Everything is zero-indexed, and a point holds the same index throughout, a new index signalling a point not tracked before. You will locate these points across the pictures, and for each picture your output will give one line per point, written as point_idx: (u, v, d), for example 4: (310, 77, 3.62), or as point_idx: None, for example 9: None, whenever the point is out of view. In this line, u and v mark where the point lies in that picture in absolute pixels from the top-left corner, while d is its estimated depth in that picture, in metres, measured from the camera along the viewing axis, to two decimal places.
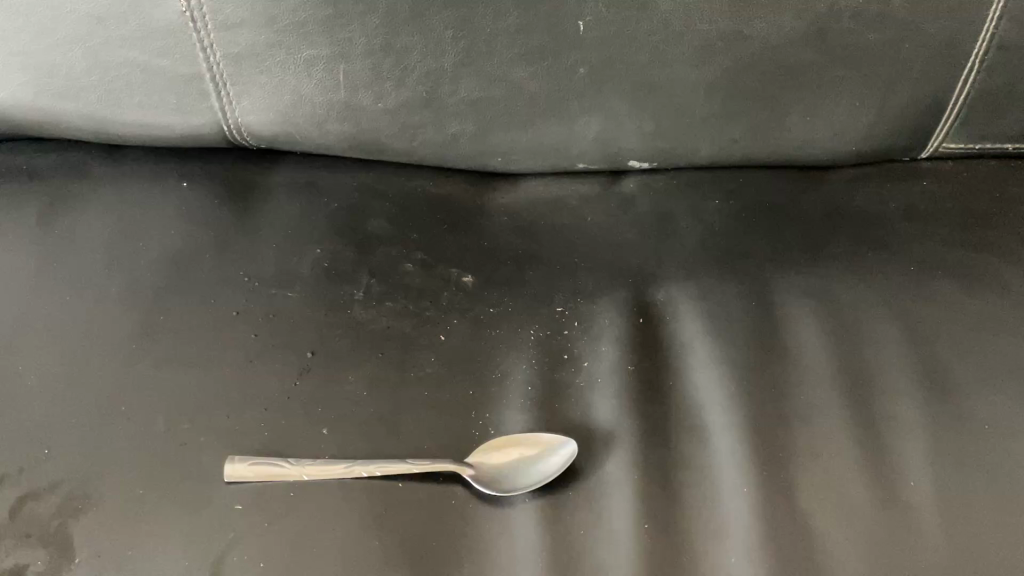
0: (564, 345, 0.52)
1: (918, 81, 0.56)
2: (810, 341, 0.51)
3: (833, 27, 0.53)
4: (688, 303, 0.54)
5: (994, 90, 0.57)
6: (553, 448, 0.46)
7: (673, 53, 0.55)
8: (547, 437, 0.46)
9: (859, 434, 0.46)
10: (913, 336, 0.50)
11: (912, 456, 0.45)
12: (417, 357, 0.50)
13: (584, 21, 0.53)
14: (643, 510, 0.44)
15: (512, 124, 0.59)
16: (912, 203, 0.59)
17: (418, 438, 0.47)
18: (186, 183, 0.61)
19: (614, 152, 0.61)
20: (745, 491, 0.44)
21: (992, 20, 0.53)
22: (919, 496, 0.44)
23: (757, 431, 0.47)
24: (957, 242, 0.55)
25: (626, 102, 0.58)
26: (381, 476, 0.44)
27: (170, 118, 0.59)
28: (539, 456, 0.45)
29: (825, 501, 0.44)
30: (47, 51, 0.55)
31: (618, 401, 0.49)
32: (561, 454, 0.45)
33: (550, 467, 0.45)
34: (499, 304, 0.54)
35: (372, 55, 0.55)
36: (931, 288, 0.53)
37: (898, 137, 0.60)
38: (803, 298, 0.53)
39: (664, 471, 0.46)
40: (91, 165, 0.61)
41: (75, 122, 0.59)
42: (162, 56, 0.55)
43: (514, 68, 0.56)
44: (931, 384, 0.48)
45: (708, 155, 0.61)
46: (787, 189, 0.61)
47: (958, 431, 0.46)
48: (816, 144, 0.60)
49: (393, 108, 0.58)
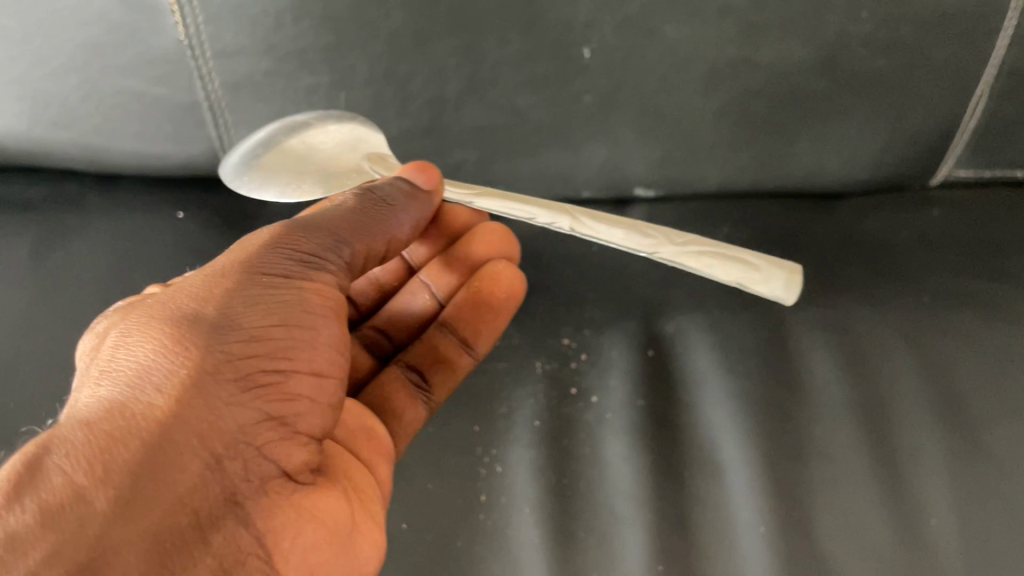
0: (571, 379, 0.51)
1: (931, 107, 0.54)
2: (824, 373, 0.49)
3: (842, 54, 0.52)
4: (699, 336, 0.52)
5: (1004, 118, 0.54)
6: (324, 112, 0.52)
7: (681, 79, 0.54)
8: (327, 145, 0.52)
9: (876, 469, 0.45)
10: (931, 369, 0.48)
11: (933, 493, 0.43)
12: (367, 275, 0.60)
13: (589, 48, 0.53)
14: (656, 549, 0.43)
15: (516, 152, 0.58)
16: (924, 231, 0.56)
17: (423, 478, 0.47)
18: (181, 213, 0.60)
19: (620, 180, 0.60)
20: (762, 531, 0.43)
21: (1002, 47, 0.51)
22: (942, 535, 0.42)
23: (773, 467, 0.45)
24: (972, 271, 0.53)
25: (631, 129, 0.57)
26: (398, 517, 0.45)
27: (167, 147, 0.58)
28: (345, 177, 0.53)
29: (842, 539, 0.42)
30: (41, 80, 0.53)
31: (627, 440, 0.48)
32: (351, 122, 0.53)
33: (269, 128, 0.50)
34: (504, 337, 0.53)
35: (374, 83, 0.54)
36: (949, 319, 0.50)
37: (908, 164, 0.58)
38: (817, 328, 0.51)
39: (678, 511, 0.44)
40: (85, 195, 0.60)
41: (70, 150, 0.58)
42: (160, 84, 0.54)
43: (518, 96, 0.55)
44: (951, 418, 0.46)
45: (714, 183, 0.60)
46: (797, 214, 0.59)
47: (980, 465, 0.44)
48: (825, 171, 0.59)
49: (395, 136, 0.57)
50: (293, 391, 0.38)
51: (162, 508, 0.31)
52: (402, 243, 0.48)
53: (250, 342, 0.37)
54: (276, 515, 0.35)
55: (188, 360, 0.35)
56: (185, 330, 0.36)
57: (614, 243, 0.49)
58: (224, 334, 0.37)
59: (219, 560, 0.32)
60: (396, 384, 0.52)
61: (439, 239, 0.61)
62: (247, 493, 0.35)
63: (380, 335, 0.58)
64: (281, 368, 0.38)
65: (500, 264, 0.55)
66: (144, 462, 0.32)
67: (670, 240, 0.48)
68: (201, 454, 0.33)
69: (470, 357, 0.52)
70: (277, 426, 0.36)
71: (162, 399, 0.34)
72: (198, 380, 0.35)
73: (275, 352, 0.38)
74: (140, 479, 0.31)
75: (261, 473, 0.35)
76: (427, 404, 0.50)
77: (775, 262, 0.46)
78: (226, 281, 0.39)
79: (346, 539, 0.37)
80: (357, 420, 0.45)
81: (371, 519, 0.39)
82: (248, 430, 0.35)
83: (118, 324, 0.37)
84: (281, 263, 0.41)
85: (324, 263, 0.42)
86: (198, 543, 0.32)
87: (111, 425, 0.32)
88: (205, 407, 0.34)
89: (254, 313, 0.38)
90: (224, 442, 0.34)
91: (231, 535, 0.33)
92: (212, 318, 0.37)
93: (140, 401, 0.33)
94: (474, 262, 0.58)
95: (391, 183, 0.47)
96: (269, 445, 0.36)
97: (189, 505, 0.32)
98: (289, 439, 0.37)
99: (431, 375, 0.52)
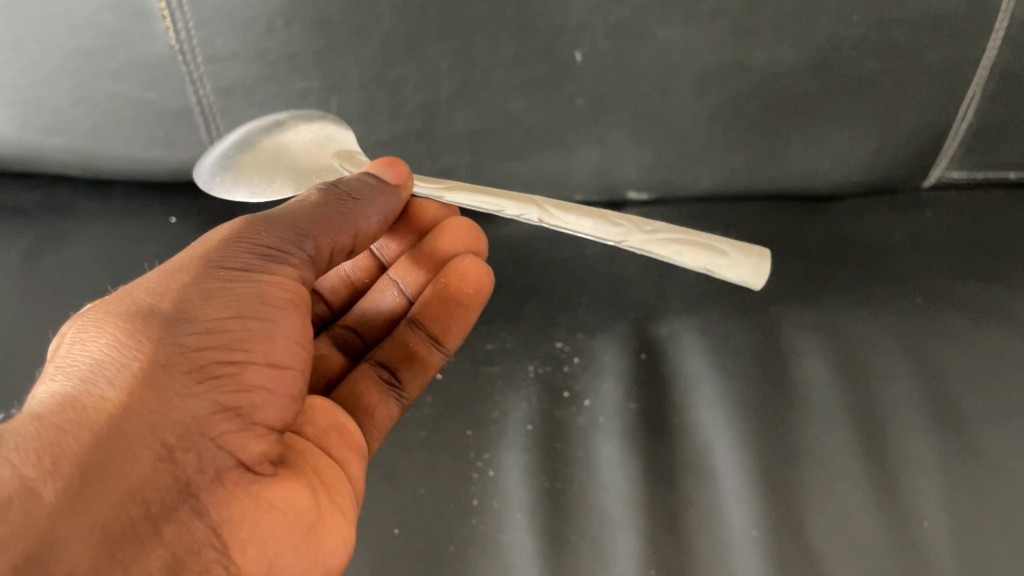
0: (564, 383, 0.51)
1: (923, 109, 0.54)
2: (816, 376, 0.49)
3: (834, 56, 0.52)
4: (692, 340, 0.52)
5: (996, 120, 0.54)
6: (296, 113, 0.52)
7: (673, 83, 0.54)
8: (298, 147, 0.52)
9: (868, 472, 0.44)
10: (923, 371, 0.48)
11: (926, 495, 0.43)
12: (337, 270, 0.59)
13: (581, 51, 0.53)
14: (649, 553, 0.43)
15: (509, 155, 0.58)
16: (917, 233, 0.56)
17: (415, 483, 0.46)
18: (175, 218, 0.60)
19: (612, 183, 0.60)
20: (754, 534, 0.43)
21: (994, 49, 0.51)
22: (935, 537, 0.42)
23: (765, 471, 0.45)
24: (964, 273, 0.53)
25: (624, 133, 0.57)
26: (392, 521, 0.45)
27: (160, 152, 0.58)
28: (318, 173, 0.52)
29: (834, 542, 0.42)
30: (33, 85, 0.53)
31: (619, 444, 0.47)
32: (325, 123, 0.53)
33: (243, 128, 0.51)
34: (497, 340, 0.53)
35: (366, 87, 0.54)
36: (941, 321, 0.50)
37: (900, 167, 0.58)
38: (810, 331, 0.51)
39: (670, 515, 0.44)
40: (78, 201, 0.60)
41: (62, 156, 0.58)
42: (151, 89, 0.54)
43: (510, 100, 0.55)
44: (944, 420, 0.46)
45: (707, 186, 0.60)
46: (790, 217, 0.59)
47: (972, 467, 0.44)
48: (818, 174, 0.59)
49: (387, 141, 0.57)
50: (252, 382, 0.36)
51: (113, 500, 0.30)
52: (371, 237, 0.47)
53: (207, 333, 0.36)
54: (233, 505, 0.34)
55: (141, 353, 0.34)
56: (138, 321, 0.35)
57: (585, 233, 0.48)
58: (179, 325, 0.35)
59: (172, 551, 0.31)
60: (368, 382, 0.51)
61: (407, 233, 0.59)
62: (203, 484, 0.33)
63: (350, 332, 0.57)
64: (239, 360, 0.36)
65: (467, 260, 0.54)
66: (93, 456, 0.31)
67: (638, 228, 0.47)
68: (152, 446, 0.32)
69: (441, 353, 0.52)
70: (234, 418, 0.35)
71: (114, 392, 0.32)
72: (151, 373, 0.33)
73: (234, 342, 0.36)
74: (89, 473, 0.30)
75: (217, 464, 0.34)
76: (399, 400, 0.49)
77: (743, 248, 0.45)
78: (184, 275, 0.38)
79: (308, 531, 0.36)
80: (326, 416, 0.42)
81: (336, 513, 0.38)
82: (204, 420, 0.34)
83: (73, 323, 0.36)
84: (240, 257, 0.39)
85: (284, 256, 0.41)
86: (150, 535, 0.31)
87: (59, 420, 0.31)
88: (157, 399, 0.33)
89: (212, 307, 0.37)
90: (178, 434, 0.33)
91: (185, 527, 0.32)
92: (168, 311, 0.36)
93: (92, 396, 0.32)
94: (440, 258, 0.57)
95: (357, 178, 0.47)
96: (226, 436, 0.34)
97: (141, 497, 0.31)
98: (248, 430, 0.35)
99: (402, 371, 0.51)
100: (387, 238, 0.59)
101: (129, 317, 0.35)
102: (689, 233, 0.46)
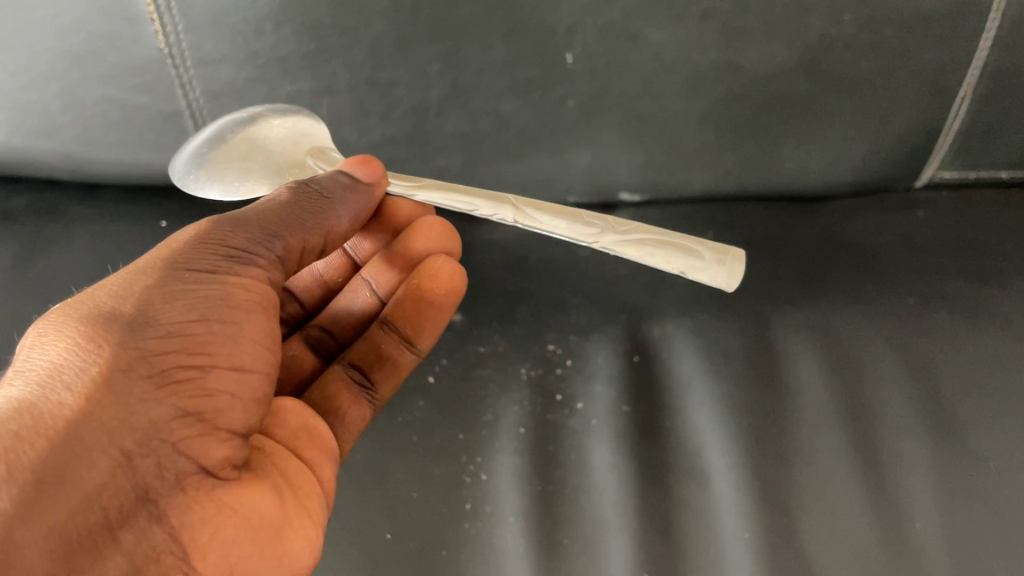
0: (556, 386, 0.51)
1: (914, 110, 0.54)
2: (808, 377, 0.49)
3: (825, 57, 0.52)
4: (683, 341, 0.52)
5: (987, 120, 0.54)
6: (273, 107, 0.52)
7: (664, 84, 0.54)
8: (272, 143, 0.52)
9: (860, 473, 0.44)
10: (915, 371, 0.48)
11: (918, 496, 0.43)
12: (311, 269, 0.59)
13: (572, 52, 0.52)
14: (640, 556, 0.43)
15: (501, 157, 0.58)
16: (908, 233, 0.56)
17: (406, 487, 0.46)
18: (164, 222, 0.59)
19: (604, 185, 0.60)
20: (746, 537, 0.43)
21: (985, 49, 0.51)
22: (927, 539, 0.42)
23: (756, 473, 0.45)
24: (956, 273, 0.53)
25: (615, 134, 0.57)
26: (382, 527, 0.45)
27: (149, 156, 0.58)
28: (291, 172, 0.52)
29: (825, 544, 0.42)
30: (21, 89, 0.53)
31: (612, 446, 0.47)
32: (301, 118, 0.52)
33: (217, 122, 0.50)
34: (489, 343, 0.53)
35: (356, 90, 0.54)
36: (933, 322, 0.50)
37: (892, 167, 0.58)
38: (801, 331, 0.51)
39: (662, 518, 0.44)
40: (67, 205, 0.60)
41: (51, 160, 0.58)
42: (140, 93, 0.54)
43: (501, 101, 0.55)
44: (936, 421, 0.46)
45: (699, 187, 0.60)
46: (781, 217, 0.59)
47: (964, 468, 0.44)
48: (809, 174, 0.59)
49: (378, 143, 0.57)
50: (215, 386, 0.36)
51: (69, 508, 0.30)
52: (344, 236, 0.47)
53: (169, 336, 0.36)
54: (193, 511, 0.34)
55: (102, 357, 0.34)
56: (100, 325, 0.34)
57: (559, 233, 0.48)
58: (141, 328, 0.35)
59: (130, 558, 0.32)
60: (341, 384, 0.51)
61: (381, 232, 0.59)
62: (162, 490, 0.33)
63: (323, 333, 0.57)
64: (202, 364, 0.36)
65: (441, 260, 0.54)
66: (49, 463, 0.31)
67: (613, 228, 0.47)
68: (110, 452, 0.32)
69: (413, 354, 0.52)
70: (195, 423, 0.35)
71: (72, 397, 0.32)
72: (111, 378, 0.33)
73: (196, 346, 0.36)
74: (46, 480, 0.30)
75: (176, 470, 0.34)
76: (372, 403, 0.50)
77: (717, 249, 0.45)
78: (147, 277, 0.37)
79: (273, 535, 0.36)
80: (298, 417, 0.42)
81: (304, 517, 0.38)
82: (164, 425, 0.34)
83: (35, 324, 0.35)
84: (206, 258, 0.39)
85: (253, 257, 0.41)
86: (107, 543, 0.31)
87: (15, 426, 0.31)
88: (116, 404, 0.33)
89: (175, 309, 0.37)
90: (136, 439, 0.33)
91: (143, 534, 0.32)
92: (130, 313, 0.35)
93: (49, 400, 0.32)
94: (413, 258, 0.57)
95: (332, 176, 0.47)
96: (187, 441, 0.34)
97: (97, 504, 0.31)
98: (209, 435, 0.35)
99: (373, 372, 0.52)
100: (361, 237, 0.59)
101: (91, 320, 0.35)
102: (662, 233, 0.46)
